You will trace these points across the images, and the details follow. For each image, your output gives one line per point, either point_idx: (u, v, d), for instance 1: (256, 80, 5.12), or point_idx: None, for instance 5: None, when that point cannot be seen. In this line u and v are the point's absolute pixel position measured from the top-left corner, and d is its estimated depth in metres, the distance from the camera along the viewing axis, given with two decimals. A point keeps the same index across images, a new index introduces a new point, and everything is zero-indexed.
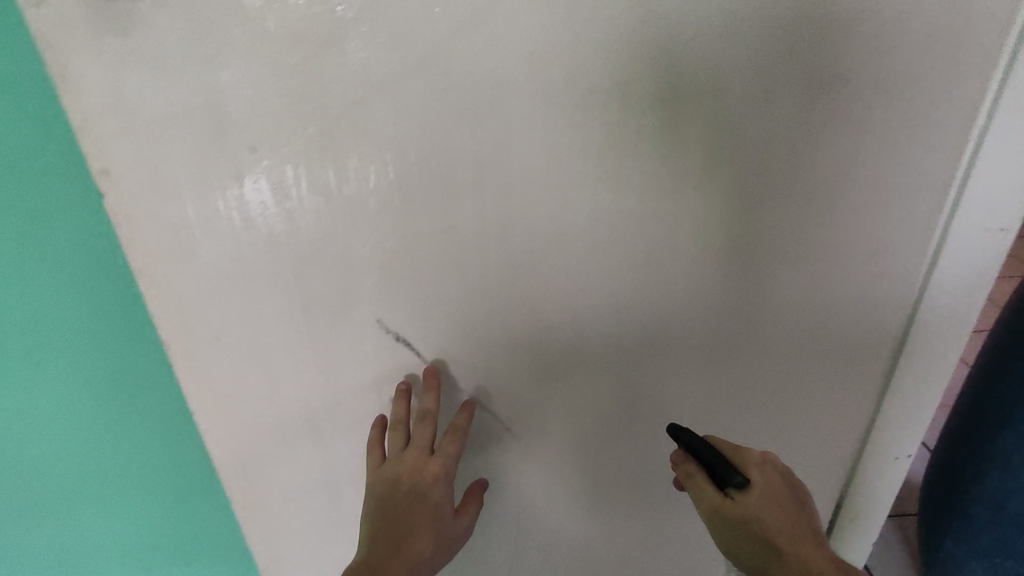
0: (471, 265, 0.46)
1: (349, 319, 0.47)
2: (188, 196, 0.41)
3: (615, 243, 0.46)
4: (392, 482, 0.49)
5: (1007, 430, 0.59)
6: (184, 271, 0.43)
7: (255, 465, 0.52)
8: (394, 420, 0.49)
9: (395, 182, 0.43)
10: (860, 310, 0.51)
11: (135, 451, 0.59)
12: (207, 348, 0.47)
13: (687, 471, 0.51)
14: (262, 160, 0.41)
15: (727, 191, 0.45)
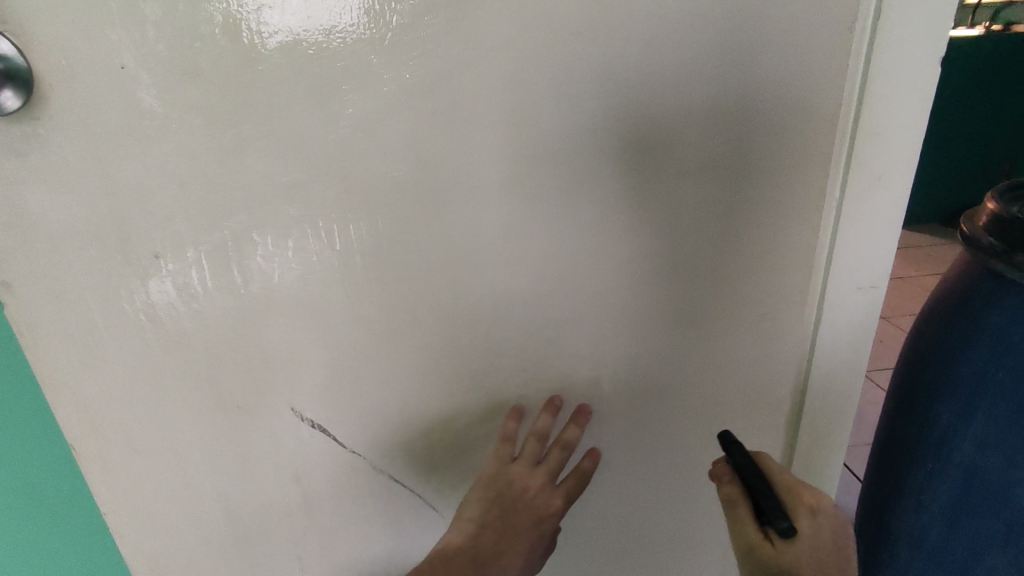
0: (378, 352, 0.48)
1: (263, 402, 0.49)
2: (102, 301, 0.44)
3: (515, 323, 0.49)
4: (519, 489, 0.51)
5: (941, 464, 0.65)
6: (100, 362, 0.46)
7: (179, 537, 0.54)
8: (539, 433, 0.52)
9: (297, 281, 0.45)
10: (753, 364, 0.55)
11: (59, 550, 0.59)
12: (124, 432, 0.49)
13: (730, 497, 0.48)
14: (166, 264, 0.43)
15: (615, 275, 0.49)
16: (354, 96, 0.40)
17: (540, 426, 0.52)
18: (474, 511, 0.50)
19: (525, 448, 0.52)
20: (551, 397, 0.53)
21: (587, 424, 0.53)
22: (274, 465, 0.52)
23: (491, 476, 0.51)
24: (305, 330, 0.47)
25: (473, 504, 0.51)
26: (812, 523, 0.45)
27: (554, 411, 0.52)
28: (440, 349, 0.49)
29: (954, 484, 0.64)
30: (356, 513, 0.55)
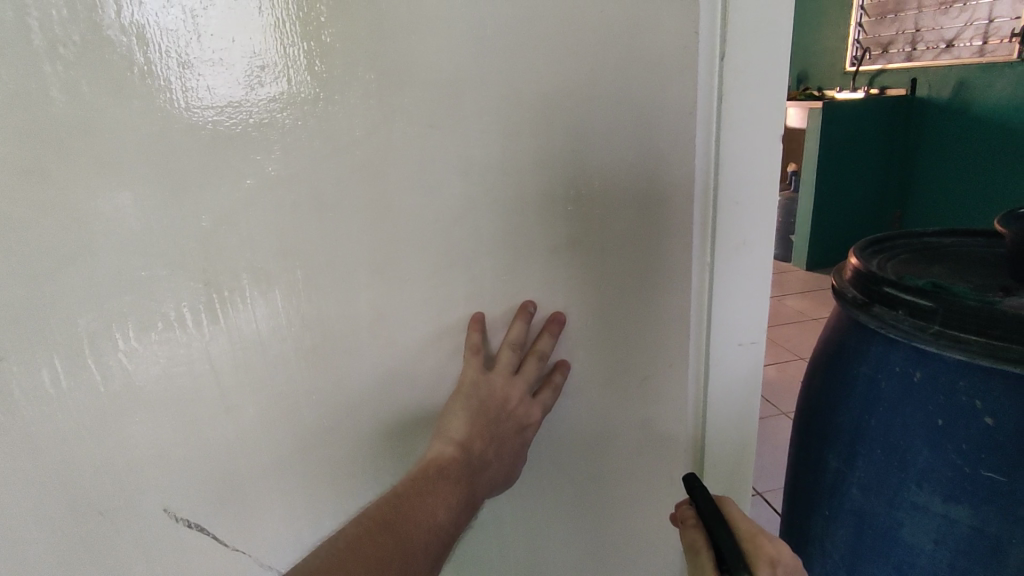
0: (255, 442, 0.47)
1: (131, 504, 0.47)
2: None
3: (399, 403, 0.48)
4: (501, 398, 0.46)
5: (840, 505, 0.69)
6: None
7: None
8: (513, 342, 0.47)
9: (161, 374, 0.43)
10: (641, 420, 0.58)
11: None
12: None
13: (693, 541, 0.47)
14: (13, 366, 0.42)
15: (513, 311, 0.49)
16: (212, 193, 0.40)
17: (513, 335, 0.48)
18: (458, 423, 0.45)
19: (499, 358, 0.48)
20: (526, 303, 0.48)
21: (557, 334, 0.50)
22: (147, 567, 0.49)
23: (468, 384, 0.46)
24: (174, 425, 0.45)
25: (455, 416, 0.45)
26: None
27: (527, 318, 0.48)
28: (321, 436, 0.48)
29: (848, 528, 0.68)
30: None
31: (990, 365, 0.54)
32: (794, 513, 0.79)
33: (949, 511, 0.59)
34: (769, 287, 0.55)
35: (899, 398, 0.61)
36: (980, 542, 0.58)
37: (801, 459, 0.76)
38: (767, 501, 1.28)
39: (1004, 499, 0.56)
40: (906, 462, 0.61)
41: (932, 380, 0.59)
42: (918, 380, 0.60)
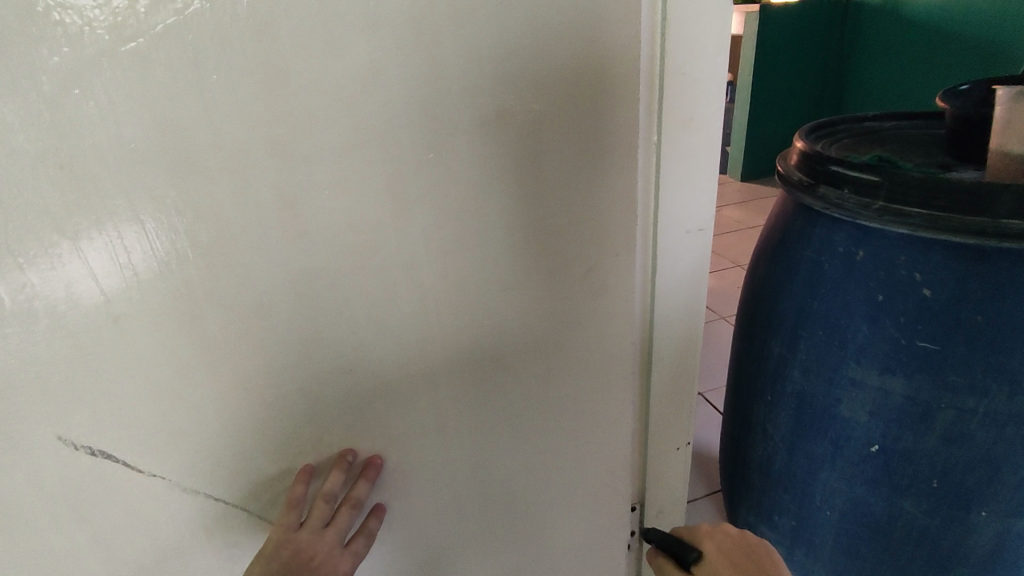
0: (154, 358, 0.41)
1: (15, 437, 0.40)
2: None
3: (321, 306, 0.44)
4: (307, 557, 0.48)
5: (785, 388, 0.70)
6: None
7: None
8: (327, 494, 0.49)
9: (25, 283, 0.37)
10: (587, 313, 0.55)
11: None
12: None
13: (661, 564, 0.56)
14: None
15: (332, 458, 0.50)
16: (49, 47, 0.32)
17: (329, 485, 0.49)
18: None
19: (312, 511, 0.49)
20: (341, 454, 0.50)
21: (377, 478, 0.51)
22: (46, 504, 0.44)
23: (273, 545, 0.47)
24: (50, 343, 0.38)
25: None
26: (711, 540, 0.54)
27: (343, 466, 0.49)
28: (235, 346, 0.43)
29: (790, 411, 0.71)
30: (175, 536, 0.48)
31: (932, 236, 0.54)
32: (736, 398, 0.83)
33: (884, 383, 0.61)
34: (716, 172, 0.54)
35: (840, 279, 0.62)
36: (911, 410, 0.60)
37: (745, 348, 0.78)
38: (706, 399, 1.34)
39: (937, 366, 0.57)
40: (845, 340, 0.62)
41: (874, 258, 0.59)
42: (860, 259, 0.60)
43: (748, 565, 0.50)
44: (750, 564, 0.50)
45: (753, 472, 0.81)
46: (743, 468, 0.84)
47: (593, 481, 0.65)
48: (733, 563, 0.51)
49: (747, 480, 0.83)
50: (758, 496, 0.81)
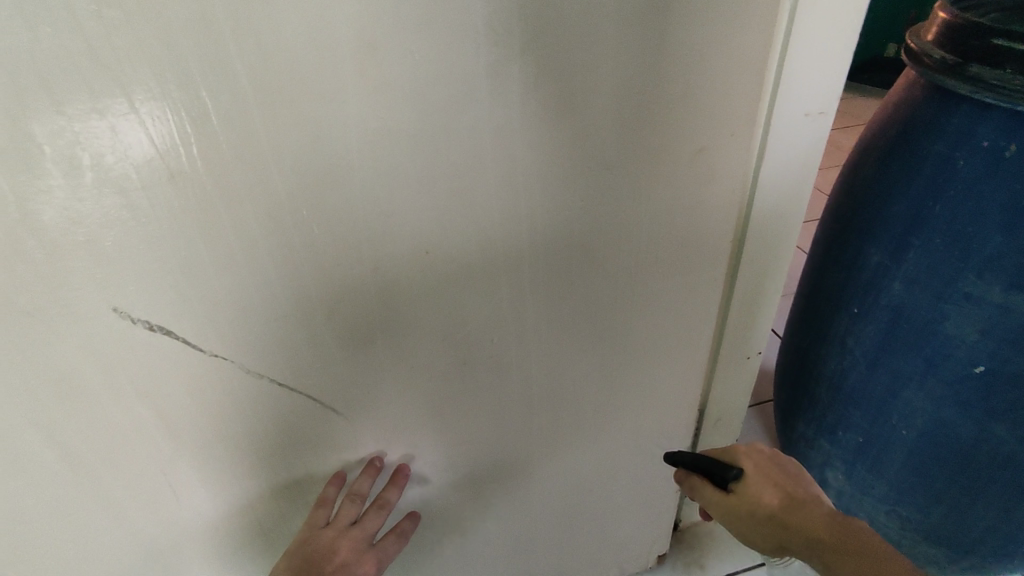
0: (217, 228, 0.36)
1: (69, 306, 0.37)
2: None
3: (399, 180, 0.38)
4: (331, 552, 0.51)
5: (877, 301, 0.65)
6: None
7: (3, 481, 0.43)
8: (356, 497, 0.51)
9: (64, 130, 0.31)
10: (686, 206, 0.48)
11: None
12: None
13: (692, 483, 0.53)
14: None
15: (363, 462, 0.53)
16: None
17: (357, 488, 0.52)
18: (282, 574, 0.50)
19: (341, 512, 0.52)
20: (374, 460, 0.52)
21: (405, 485, 0.54)
22: (105, 380, 0.41)
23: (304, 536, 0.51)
24: (99, 201, 0.33)
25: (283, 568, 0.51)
26: (748, 460, 0.51)
27: (372, 472, 0.52)
28: (306, 218, 0.37)
29: (879, 325, 0.65)
30: (239, 421, 0.46)
31: None
32: (808, 312, 0.77)
33: (1007, 300, 0.54)
34: (856, 41, 0.46)
35: (975, 181, 0.54)
36: None
37: (827, 257, 0.72)
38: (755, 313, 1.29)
39: None
40: (968, 251, 0.55)
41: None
42: (1008, 158, 0.52)
43: (793, 484, 0.49)
44: (795, 483, 0.49)
45: (820, 388, 0.76)
46: (807, 383, 0.80)
47: (663, 389, 0.62)
48: (776, 482, 0.49)
49: (810, 396, 0.79)
50: (821, 411, 0.78)
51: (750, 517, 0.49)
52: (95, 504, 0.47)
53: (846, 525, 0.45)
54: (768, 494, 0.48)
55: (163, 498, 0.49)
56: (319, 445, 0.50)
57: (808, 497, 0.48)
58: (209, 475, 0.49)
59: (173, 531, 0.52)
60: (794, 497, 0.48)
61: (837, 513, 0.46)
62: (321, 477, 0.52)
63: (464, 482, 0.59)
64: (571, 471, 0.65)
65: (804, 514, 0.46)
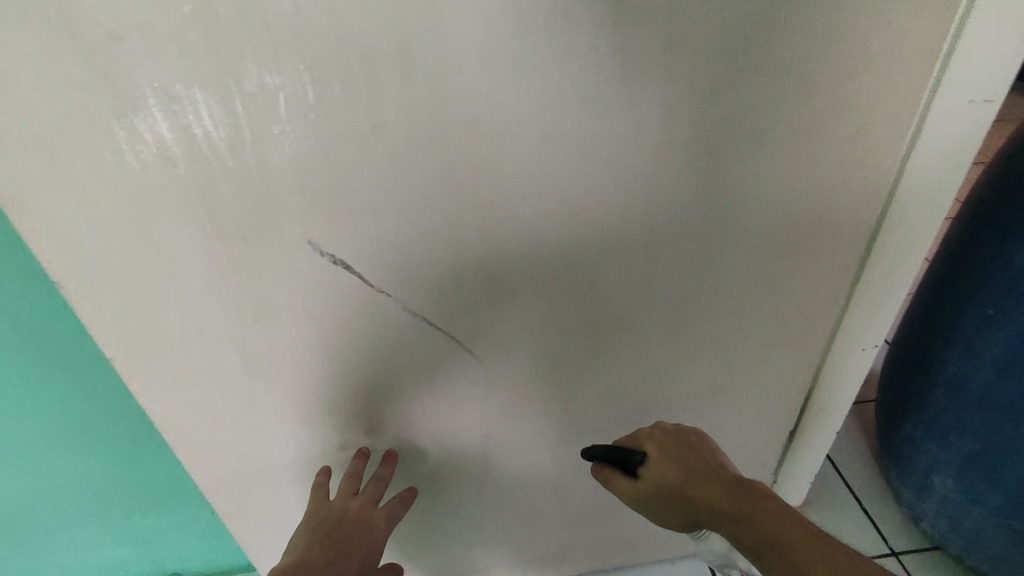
0: (405, 177, 0.40)
1: (275, 240, 0.42)
2: (77, 129, 0.35)
3: (568, 142, 0.41)
4: (340, 515, 0.54)
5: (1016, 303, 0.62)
6: (60, 199, 0.38)
7: (196, 389, 0.51)
8: (352, 471, 0.56)
9: (302, 83, 0.36)
10: (831, 188, 0.49)
11: (101, 464, 0.68)
12: (113, 282, 0.43)
13: (605, 475, 0.53)
14: (153, 86, 0.34)
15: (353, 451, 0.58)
16: None
17: (352, 465, 0.57)
18: (299, 542, 0.53)
19: (340, 489, 0.56)
20: (361, 449, 0.57)
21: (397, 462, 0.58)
22: (290, 308, 0.46)
23: (309, 512, 0.55)
24: (316, 146, 0.38)
25: (299, 539, 0.53)
26: (654, 442, 0.52)
27: (363, 453, 0.57)
28: (481, 174, 0.41)
29: (1015, 329, 0.62)
30: (391, 358, 0.51)
31: None
32: (926, 308, 0.75)
33: None
34: None
35: None
36: None
37: (956, 254, 0.69)
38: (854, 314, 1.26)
39: None
40: None
41: None
42: None
43: (699, 458, 0.49)
44: (701, 457, 0.49)
45: (936, 390, 0.74)
46: (919, 384, 0.77)
47: (773, 368, 0.63)
48: (681, 458, 0.49)
49: (921, 397, 0.77)
50: (932, 414, 0.75)
51: (663, 499, 0.49)
52: (260, 415, 0.54)
53: (748, 485, 0.46)
54: (674, 472, 0.48)
55: (312, 418, 0.55)
56: (453, 388, 0.55)
57: (709, 468, 0.48)
58: (359, 405, 0.54)
59: (315, 448, 0.58)
60: (698, 470, 0.48)
61: (735, 478, 0.47)
62: (447, 416, 0.57)
63: (568, 437, 0.63)
64: None
65: (704, 486, 0.47)
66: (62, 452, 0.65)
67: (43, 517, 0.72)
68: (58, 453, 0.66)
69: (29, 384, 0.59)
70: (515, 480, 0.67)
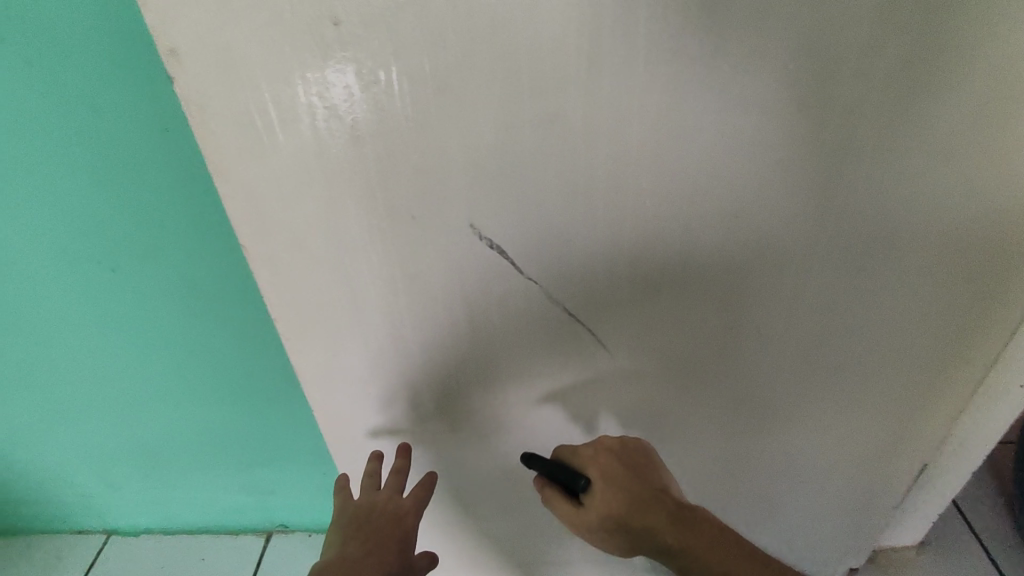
0: (574, 166, 0.42)
1: (441, 222, 0.44)
2: (284, 105, 0.38)
3: (738, 139, 0.42)
4: (368, 509, 0.54)
5: None
6: (258, 169, 0.41)
7: (339, 361, 0.53)
8: (371, 469, 0.57)
9: (495, 70, 0.37)
10: (1005, 202, 0.46)
11: (258, 417, 0.77)
12: (289, 251, 0.46)
13: (547, 494, 0.54)
14: (359, 68, 0.37)
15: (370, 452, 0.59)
16: None
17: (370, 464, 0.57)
18: (333, 542, 0.53)
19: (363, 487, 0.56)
20: (375, 451, 0.58)
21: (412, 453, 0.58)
22: (442, 290, 0.48)
23: (338, 513, 0.55)
24: (495, 131, 0.40)
25: (333, 539, 0.53)
26: (598, 466, 0.52)
27: (378, 452, 0.57)
28: (648, 167, 0.42)
29: None
30: (527, 347, 0.52)
31: None
32: None
33: None
34: None
35: None
36: None
37: None
38: None
39: None
40: None
41: None
42: None
43: (642, 481, 0.50)
44: (644, 481, 0.50)
45: None
46: None
47: (915, 395, 0.59)
48: (625, 486, 0.50)
49: None
50: None
51: (605, 525, 0.50)
52: (392, 393, 0.56)
53: (688, 513, 0.49)
54: (619, 502, 0.49)
55: (441, 400, 0.57)
56: (581, 381, 0.55)
57: (651, 495, 0.49)
58: (488, 391, 0.56)
59: (440, 430, 0.60)
60: (641, 497, 0.49)
61: (677, 505, 0.49)
62: (568, 410, 0.58)
63: (683, 446, 0.62)
64: (787, 460, 0.64)
65: (649, 517, 0.48)
66: (228, 403, 0.75)
67: (203, 456, 0.83)
68: (225, 404, 0.75)
69: (195, 338, 0.67)
70: None
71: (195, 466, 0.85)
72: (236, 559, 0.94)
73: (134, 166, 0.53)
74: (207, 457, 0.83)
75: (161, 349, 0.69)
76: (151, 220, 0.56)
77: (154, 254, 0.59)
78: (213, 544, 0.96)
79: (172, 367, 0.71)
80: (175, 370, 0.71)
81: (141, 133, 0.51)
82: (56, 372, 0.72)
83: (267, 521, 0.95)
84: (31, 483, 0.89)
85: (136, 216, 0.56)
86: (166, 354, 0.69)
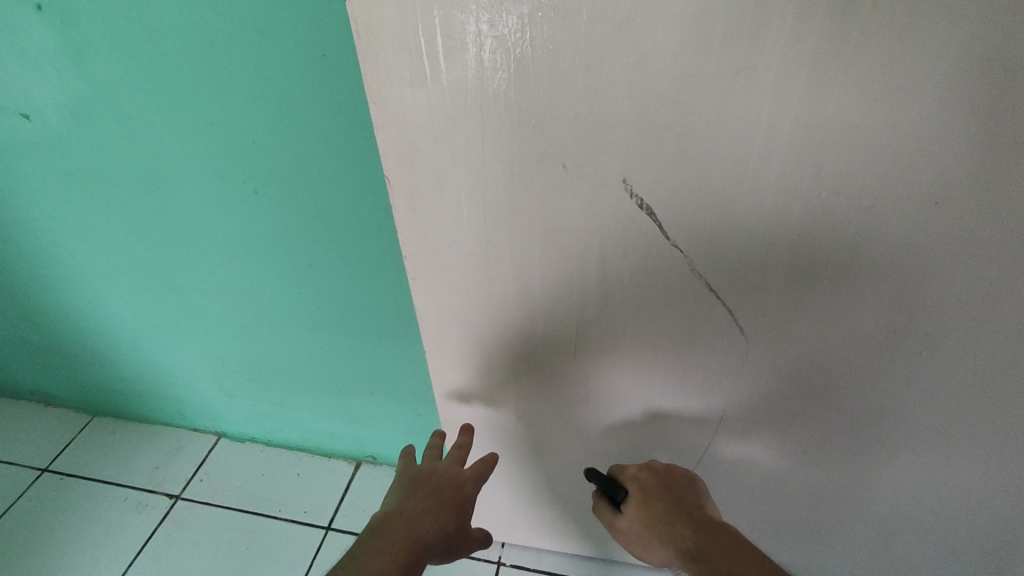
0: (752, 127, 0.37)
1: (593, 174, 0.41)
2: (453, 33, 0.37)
3: (958, 114, 0.35)
4: (428, 471, 0.54)
5: None
6: (415, 101, 0.40)
7: (460, 305, 0.53)
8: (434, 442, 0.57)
9: (686, 11, 0.34)
10: None
11: (369, 350, 0.80)
12: (431, 189, 0.45)
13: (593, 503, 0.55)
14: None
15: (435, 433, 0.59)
16: None
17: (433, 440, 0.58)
18: (392, 498, 0.52)
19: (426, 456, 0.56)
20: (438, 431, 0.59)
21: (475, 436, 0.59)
22: (579, 247, 0.45)
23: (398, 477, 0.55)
24: (672, 80, 0.36)
25: (392, 497, 0.52)
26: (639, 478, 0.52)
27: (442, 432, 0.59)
28: (840, 136, 0.37)
29: None
30: (657, 320, 0.49)
31: None
32: None
33: None
34: None
35: None
36: None
37: None
38: None
39: None
40: None
41: None
42: None
43: (678, 497, 0.50)
44: (681, 498, 0.50)
45: None
46: None
47: None
48: (660, 497, 0.50)
49: None
50: None
51: (636, 531, 0.49)
52: (506, 347, 0.55)
53: (717, 530, 0.46)
54: (649, 510, 0.49)
55: (553, 362, 0.55)
56: (707, 364, 0.51)
57: (684, 511, 0.48)
58: (605, 359, 0.53)
59: (547, 392, 0.58)
60: (669, 507, 0.49)
61: (707, 521, 0.47)
62: (686, 393, 0.54)
63: (805, 451, 0.57)
64: (926, 492, 0.57)
65: (672, 526, 0.47)
66: (344, 332, 0.78)
67: (314, 380, 0.88)
68: (342, 334, 0.79)
69: (321, 265, 0.70)
70: (728, 479, 0.62)
71: (306, 389, 0.90)
72: (327, 480, 1.00)
73: (294, 91, 0.54)
74: (318, 381, 0.88)
75: (293, 273, 0.72)
76: (303, 146, 0.58)
77: (300, 180, 0.62)
78: (309, 463, 1.03)
79: (300, 292, 0.75)
80: (304, 295, 0.75)
81: (306, 59, 0.51)
82: (197, 281, 0.78)
83: (360, 448, 1.00)
84: (162, 380, 0.99)
85: (290, 140, 0.58)
86: (299, 279, 0.73)
